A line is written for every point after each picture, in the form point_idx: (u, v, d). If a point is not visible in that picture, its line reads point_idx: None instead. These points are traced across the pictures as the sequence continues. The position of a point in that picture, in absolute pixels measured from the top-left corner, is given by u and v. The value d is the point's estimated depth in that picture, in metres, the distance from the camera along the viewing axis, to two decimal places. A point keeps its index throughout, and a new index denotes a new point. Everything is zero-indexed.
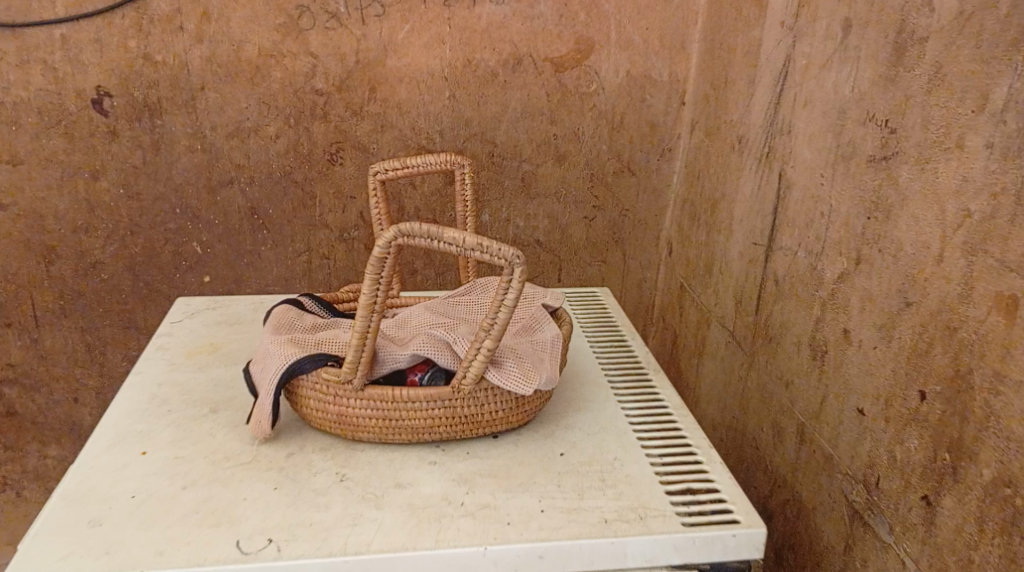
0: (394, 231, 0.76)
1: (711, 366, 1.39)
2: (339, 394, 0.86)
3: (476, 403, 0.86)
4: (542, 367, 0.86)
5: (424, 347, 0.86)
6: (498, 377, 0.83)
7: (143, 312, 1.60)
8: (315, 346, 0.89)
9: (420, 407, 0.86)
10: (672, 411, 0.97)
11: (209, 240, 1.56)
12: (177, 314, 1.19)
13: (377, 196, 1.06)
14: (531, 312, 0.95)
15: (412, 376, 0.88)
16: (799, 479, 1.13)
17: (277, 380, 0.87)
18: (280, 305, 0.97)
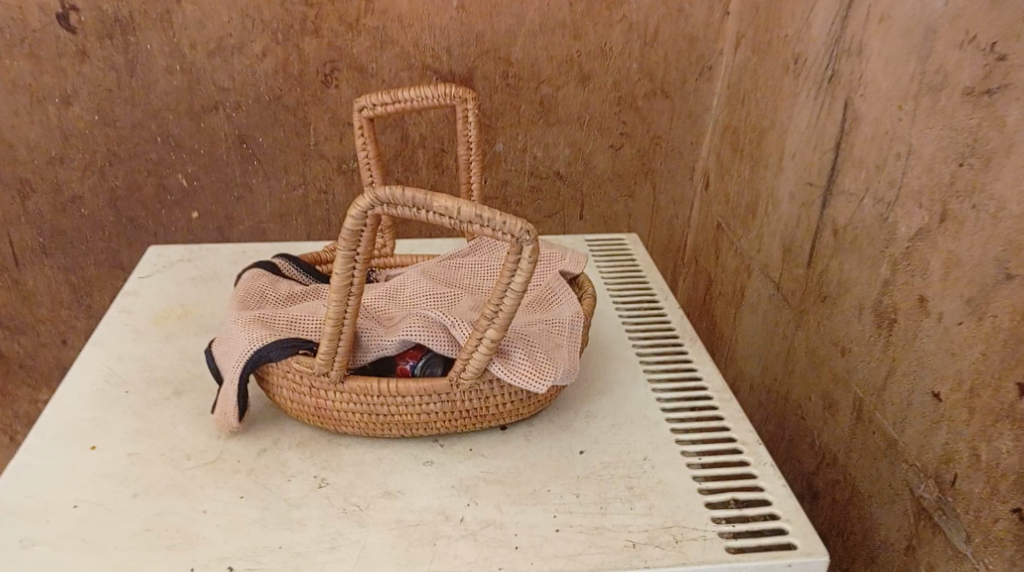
0: (368, 197, 0.60)
1: (752, 319, 1.23)
2: (314, 386, 0.72)
3: (479, 396, 0.72)
4: (559, 358, 0.70)
5: (415, 331, 0.71)
6: (503, 369, 0.68)
7: (129, 251, 1.46)
8: (286, 328, 0.74)
9: (412, 402, 0.71)
10: (712, 396, 0.82)
11: (196, 173, 1.40)
12: (147, 268, 1.04)
13: (365, 136, 0.89)
14: (547, 282, 0.79)
15: (403, 363, 0.73)
16: (853, 459, 0.99)
17: (241, 370, 0.73)
18: (251, 271, 0.82)
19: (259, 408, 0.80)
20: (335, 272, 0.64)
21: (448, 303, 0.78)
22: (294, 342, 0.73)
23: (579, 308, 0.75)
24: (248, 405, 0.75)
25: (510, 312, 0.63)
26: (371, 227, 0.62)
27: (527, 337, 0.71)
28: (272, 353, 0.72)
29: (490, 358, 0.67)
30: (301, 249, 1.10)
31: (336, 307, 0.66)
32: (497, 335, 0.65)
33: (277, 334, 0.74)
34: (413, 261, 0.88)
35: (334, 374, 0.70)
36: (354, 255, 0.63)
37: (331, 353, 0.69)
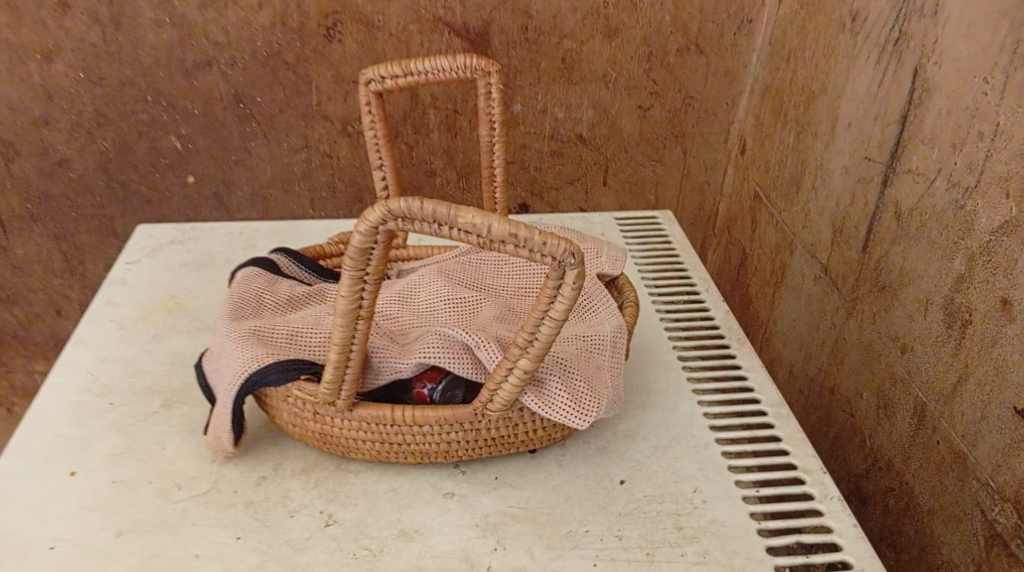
0: (379, 210, 0.50)
1: (793, 301, 1.13)
2: (321, 413, 0.64)
3: (505, 424, 0.64)
4: (600, 388, 0.62)
5: (436, 353, 0.64)
6: (537, 403, 0.59)
7: (122, 218, 1.36)
8: (286, 345, 0.66)
9: (431, 432, 0.64)
10: (768, 413, 0.73)
11: (190, 135, 1.29)
12: (134, 253, 0.94)
13: (373, 114, 0.80)
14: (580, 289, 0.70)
15: (419, 387, 0.66)
16: (908, 467, 0.91)
17: (234, 397, 0.64)
18: (247, 268, 0.73)
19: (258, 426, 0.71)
20: (338, 296, 0.54)
21: (470, 316, 0.71)
22: (295, 365, 0.64)
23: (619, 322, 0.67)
24: (244, 431, 0.66)
25: (546, 344, 0.55)
26: (382, 247, 0.52)
27: (564, 360, 0.61)
28: (271, 378, 0.63)
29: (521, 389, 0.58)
30: (304, 229, 1.00)
31: (341, 336, 0.56)
32: (531, 368, 0.56)
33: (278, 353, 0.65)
34: (428, 260, 0.79)
35: (343, 404, 0.62)
36: (363, 276, 0.54)
37: (338, 384, 0.59)
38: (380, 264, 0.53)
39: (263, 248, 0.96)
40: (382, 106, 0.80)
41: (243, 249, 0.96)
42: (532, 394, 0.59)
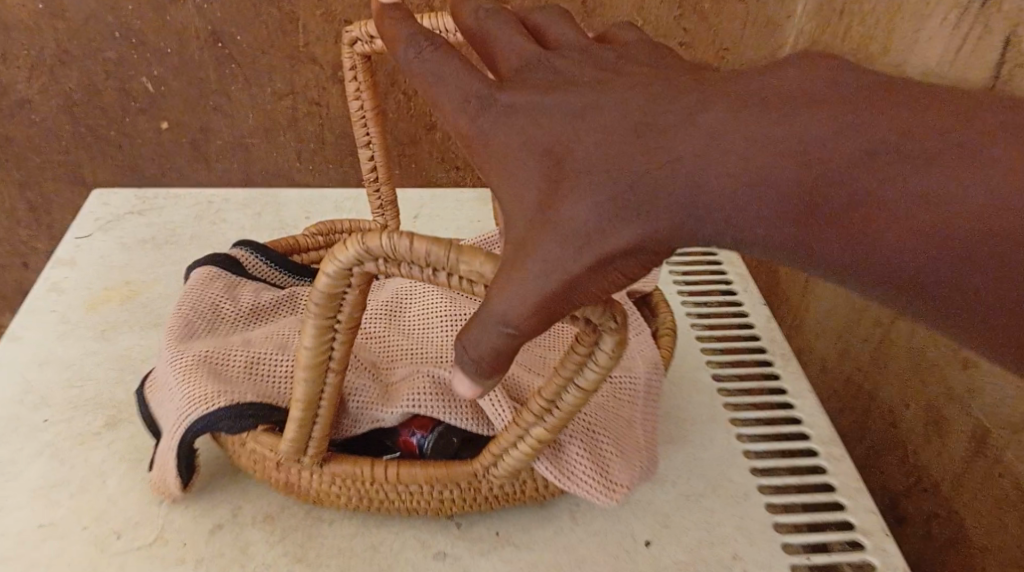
0: (352, 249, 0.44)
1: (831, 287, 1.01)
2: (286, 463, 0.54)
3: (510, 483, 0.55)
4: (629, 452, 0.56)
5: (425, 398, 0.56)
6: (558, 473, 0.53)
7: (92, 166, 1.20)
8: (246, 373, 0.57)
9: (419, 491, 0.54)
10: (819, 452, 0.63)
11: (163, 76, 1.12)
12: (89, 225, 0.82)
13: (359, 81, 0.68)
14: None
15: (406, 433, 0.57)
16: (962, 494, 0.80)
17: (182, 440, 0.54)
18: (205, 268, 0.64)
19: (214, 457, 0.60)
20: (307, 345, 0.48)
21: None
22: (251, 410, 0.54)
23: (654, 359, 0.61)
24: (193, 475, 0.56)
25: (568, 414, 0.48)
26: (357, 289, 0.46)
27: (591, 420, 0.55)
28: (222, 426, 0.54)
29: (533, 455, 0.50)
30: (280, 200, 0.88)
31: (309, 387, 0.50)
32: (546, 435, 0.49)
33: (232, 387, 0.56)
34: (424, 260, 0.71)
35: (313, 452, 0.53)
36: (335, 324, 0.48)
37: (306, 434, 0.52)
38: (355, 309, 0.47)
39: (233, 221, 0.84)
40: (370, 68, 0.67)
41: (212, 223, 0.83)
42: (553, 461, 0.53)
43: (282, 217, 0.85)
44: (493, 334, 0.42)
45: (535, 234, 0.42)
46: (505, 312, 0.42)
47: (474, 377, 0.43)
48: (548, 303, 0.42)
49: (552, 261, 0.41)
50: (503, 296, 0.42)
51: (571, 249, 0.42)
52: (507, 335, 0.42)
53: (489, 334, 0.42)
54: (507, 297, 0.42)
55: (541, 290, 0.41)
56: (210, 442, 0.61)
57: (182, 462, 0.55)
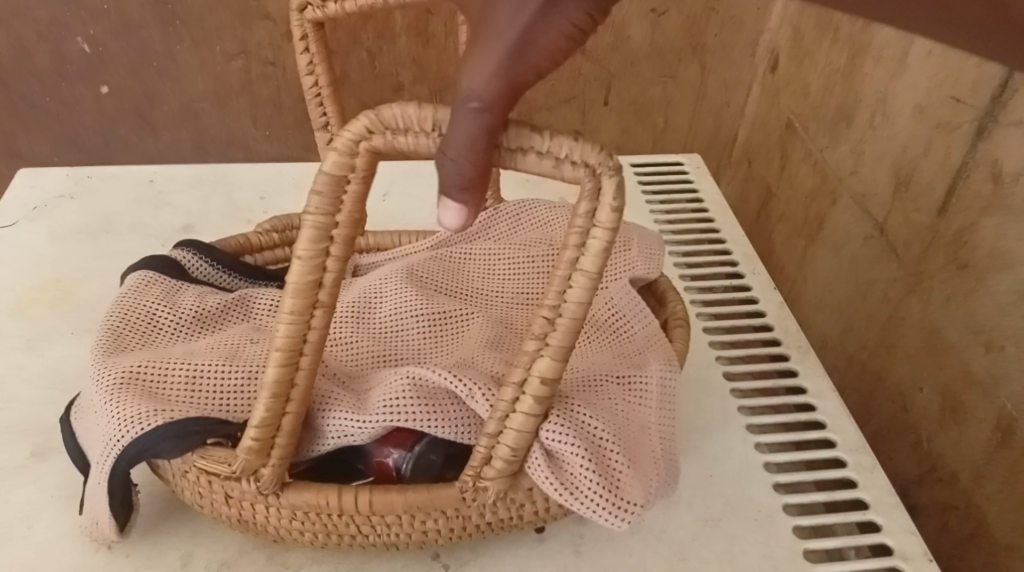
0: (364, 120, 0.41)
1: (830, 259, 0.94)
2: (236, 496, 0.47)
3: (503, 507, 0.48)
4: (643, 464, 0.48)
5: (404, 402, 0.48)
6: (560, 487, 0.46)
7: (25, 137, 1.07)
8: (187, 388, 0.49)
9: (398, 522, 0.47)
10: (847, 464, 0.56)
11: (101, 36, 1.00)
12: (12, 213, 0.72)
13: (311, 52, 0.61)
14: (609, 300, 0.58)
15: (382, 454, 0.49)
16: (984, 491, 0.74)
17: (114, 470, 0.46)
18: (139, 273, 0.56)
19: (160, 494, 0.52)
20: (299, 253, 0.42)
21: (450, 340, 0.56)
22: (197, 425, 0.46)
23: (668, 355, 0.53)
24: (132, 512, 0.48)
25: (572, 330, 0.43)
26: (361, 177, 0.42)
27: (594, 424, 0.48)
28: (160, 449, 0.45)
29: (538, 421, 0.44)
30: (232, 178, 0.79)
31: (289, 329, 0.43)
32: (546, 391, 0.43)
33: (168, 407, 0.47)
34: (399, 254, 0.64)
35: (268, 476, 0.45)
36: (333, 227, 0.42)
37: (268, 444, 0.45)
38: (355, 209, 0.42)
39: (179, 205, 0.75)
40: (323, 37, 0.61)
41: (155, 209, 0.74)
42: (553, 473, 0.46)
43: (234, 199, 0.76)
44: (470, 118, 0.39)
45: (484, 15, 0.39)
46: (474, 85, 0.38)
47: (457, 181, 0.40)
48: (515, 48, 0.38)
49: (500, 32, 0.38)
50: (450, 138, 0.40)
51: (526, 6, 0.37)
52: (481, 112, 0.39)
53: (465, 117, 0.39)
54: (475, 68, 0.38)
55: (506, 44, 0.38)
56: (151, 474, 0.53)
57: (115, 492, 0.47)
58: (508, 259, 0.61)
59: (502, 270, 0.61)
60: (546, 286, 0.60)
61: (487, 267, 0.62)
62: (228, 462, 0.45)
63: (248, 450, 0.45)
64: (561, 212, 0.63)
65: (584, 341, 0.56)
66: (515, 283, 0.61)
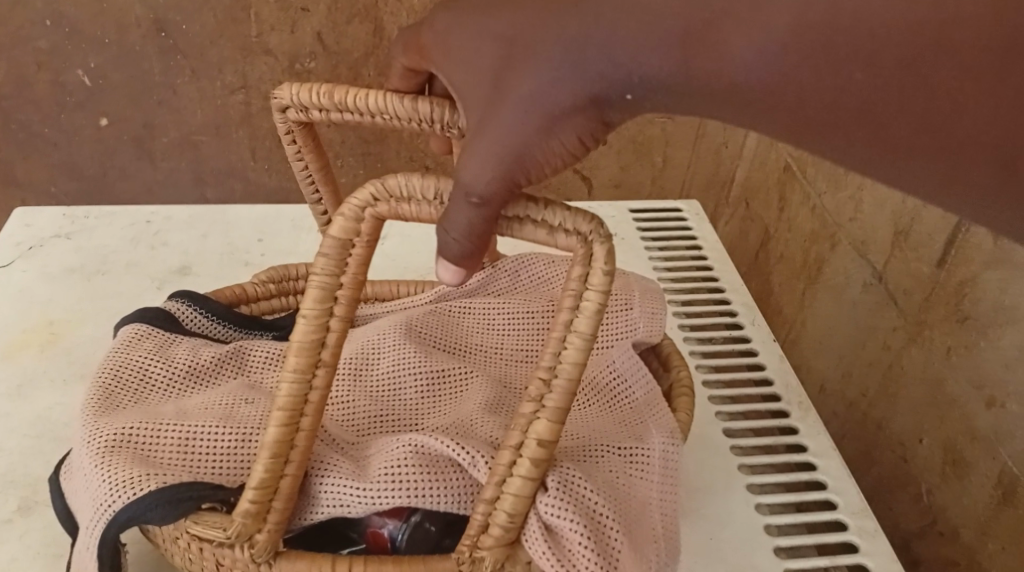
0: (370, 188, 0.41)
1: (829, 304, 0.94)
2: (226, 565, 0.45)
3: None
4: (641, 545, 0.47)
5: (405, 472, 0.47)
6: (558, 563, 0.45)
7: (23, 166, 1.06)
8: (181, 448, 0.48)
9: None
10: (850, 526, 0.55)
11: (102, 68, 0.99)
12: (7, 252, 0.71)
13: (299, 145, 0.59)
14: (611, 363, 0.58)
15: (377, 524, 0.49)
16: (986, 546, 0.73)
17: (104, 537, 0.45)
18: (132, 326, 0.55)
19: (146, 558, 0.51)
20: (303, 313, 0.42)
21: (449, 401, 0.56)
22: (191, 491, 0.45)
23: (670, 428, 0.53)
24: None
25: (568, 392, 0.42)
26: (365, 243, 0.42)
27: (595, 503, 0.47)
28: (152, 515, 0.44)
29: (535, 485, 0.43)
30: (229, 217, 0.78)
31: (290, 387, 0.42)
32: (544, 453, 0.42)
33: (159, 469, 0.46)
34: (396, 307, 0.63)
35: (263, 542, 0.44)
36: (337, 289, 0.42)
37: (265, 507, 0.44)
38: (358, 271, 0.42)
39: (176, 245, 0.74)
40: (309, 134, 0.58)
41: (150, 248, 0.74)
42: (552, 550, 0.45)
43: (231, 240, 0.75)
44: (467, 209, 0.40)
45: (488, 113, 0.39)
46: (472, 184, 0.39)
47: (456, 260, 0.41)
48: (516, 155, 0.39)
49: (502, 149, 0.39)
50: (450, 217, 0.40)
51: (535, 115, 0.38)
52: (478, 207, 0.40)
53: (461, 208, 0.40)
54: (474, 166, 0.39)
55: (507, 156, 0.39)
56: (139, 534, 0.52)
57: (103, 560, 0.45)
58: (508, 313, 0.61)
59: (502, 326, 0.61)
60: (542, 345, 0.60)
61: (487, 322, 0.61)
62: (222, 526, 0.44)
63: (245, 513, 0.43)
64: (560, 264, 0.63)
65: (580, 406, 0.56)
66: (514, 341, 0.60)
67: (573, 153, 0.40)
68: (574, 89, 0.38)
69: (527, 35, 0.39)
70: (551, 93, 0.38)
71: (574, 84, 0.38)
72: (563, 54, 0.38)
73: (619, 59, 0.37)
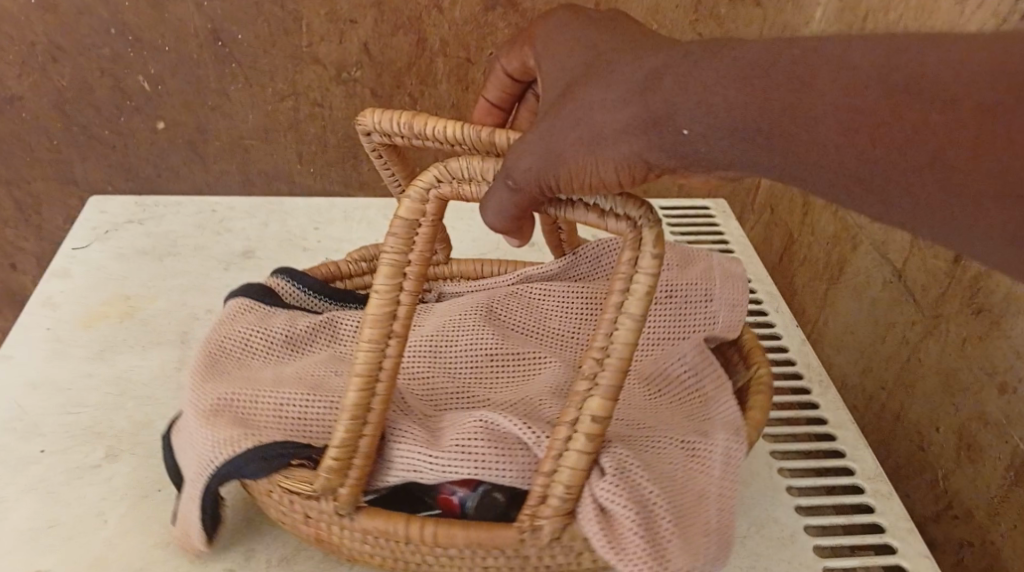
0: (434, 171, 0.48)
1: (850, 303, 0.98)
2: (314, 517, 0.51)
3: (560, 552, 0.51)
4: (691, 535, 0.51)
5: (475, 447, 0.53)
6: (610, 545, 0.49)
7: (83, 166, 1.11)
8: (277, 410, 0.55)
9: (460, 555, 0.51)
10: (867, 491, 0.60)
11: (160, 74, 1.05)
12: (84, 235, 0.77)
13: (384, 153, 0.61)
14: (682, 357, 0.63)
15: (448, 491, 0.54)
16: (999, 527, 0.77)
17: (207, 489, 0.51)
18: (237, 298, 0.63)
19: (250, 514, 0.57)
20: (376, 287, 0.48)
21: (516, 379, 0.63)
22: (280, 451, 0.51)
23: (736, 429, 0.56)
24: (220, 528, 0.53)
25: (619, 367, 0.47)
26: (430, 221, 0.48)
27: (648, 494, 0.51)
28: (248, 471, 0.51)
29: (590, 459, 0.48)
30: (287, 208, 0.84)
31: (367, 356, 0.48)
32: (597, 428, 0.47)
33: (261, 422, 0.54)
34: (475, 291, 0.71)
35: (346, 496, 0.49)
36: (405, 264, 0.48)
37: (346, 464, 0.49)
38: (424, 248, 0.48)
39: (238, 231, 0.80)
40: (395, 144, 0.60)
41: (215, 234, 0.79)
42: (604, 530, 0.49)
43: (289, 227, 0.81)
44: (505, 192, 0.47)
45: (555, 117, 0.46)
46: (513, 169, 0.46)
47: (495, 226, 0.48)
48: (562, 156, 0.45)
49: (557, 151, 0.46)
50: (495, 197, 0.47)
51: (590, 127, 0.45)
52: (511, 191, 0.47)
53: (500, 189, 0.47)
54: (522, 156, 0.46)
55: (554, 155, 0.46)
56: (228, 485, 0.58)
57: (206, 510, 0.52)
58: (568, 298, 0.67)
59: (565, 310, 0.67)
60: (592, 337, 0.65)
61: (556, 305, 0.68)
62: (310, 481, 0.50)
63: (328, 469, 0.49)
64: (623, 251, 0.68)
65: (630, 387, 0.62)
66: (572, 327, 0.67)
67: (608, 173, 0.45)
68: (636, 109, 0.44)
69: (613, 64, 0.46)
70: (610, 111, 0.45)
71: (637, 105, 0.44)
72: (634, 80, 0.44)
73: (687, 88, 0.43)
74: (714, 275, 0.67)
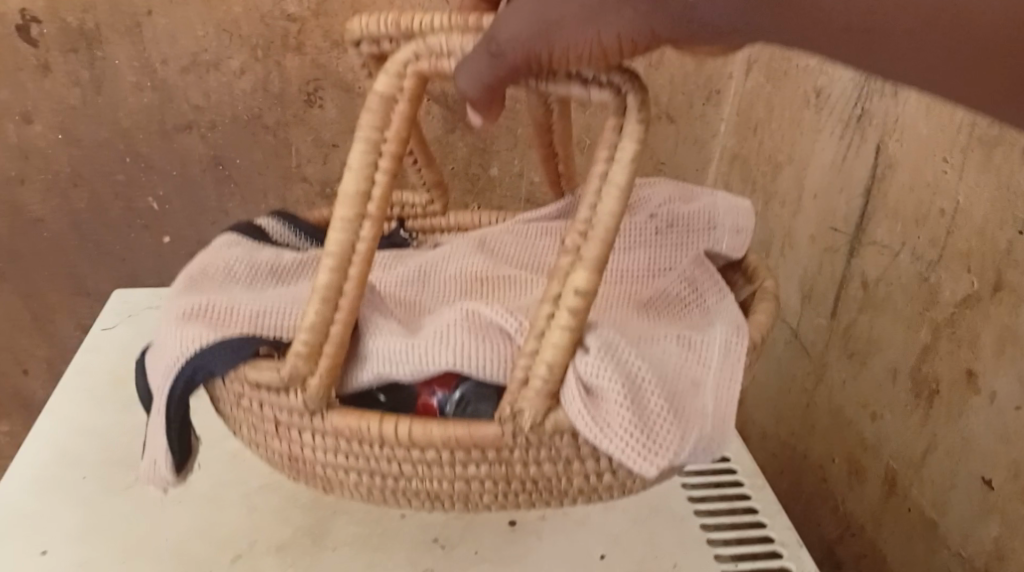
0: (415, 50, 0.60)
1: (766, 365, 1.13)
2: (287, 425, 0.66)
3: (545, 456, 0.63)
4: (681, 420, 0.62)
5: (455, 339, 0.67)
6: (592, 424, 0.61)
7: (95, 278, 1.25)
8: (251, 310, 0.71)
9: (439, 451, 0.63)
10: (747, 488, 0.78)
11: (167, 195, 1.21)
12: (111, 318, 0.94)
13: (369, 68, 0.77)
14: (682, 273, 0.78)
15: (427, 396, 0.69)
16: (883, 533, 0.90)
17: (173, 390, 0.67)
18: (223, 238, 0.86)
19: (258, 522, 0.71)
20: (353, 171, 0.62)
21: (488, 295, 0.78)
22: (239, 345, 0.67)
23: (737, 322, 0.69)
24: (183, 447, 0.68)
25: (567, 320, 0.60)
26: (407, 99, 0.61)
27: (633, 379, 0.63)
28: (211, 365, 0.66)
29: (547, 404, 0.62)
30: None
31: (341, 236, 0.62)
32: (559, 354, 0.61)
33: (225, 311, 0.71)
34: (459, 242, 0.87)
35: (315, 387, 0.63)
36: (382, 141, 0.62)
37: (316, 351, 0.63)
38: (401, 130, 0.61)
39: None
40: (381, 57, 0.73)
41: None
42: (588, 410, 0.61)
43: None
44: (493, 60, 0.56)
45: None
46: (498, 37, 0.55)
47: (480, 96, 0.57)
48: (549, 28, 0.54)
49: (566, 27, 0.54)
50: (479, 63, 0.56)
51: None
52: (494, 56, 0.56)
53: (484, 59, 0.56)
54: (508, 29, 0.55)
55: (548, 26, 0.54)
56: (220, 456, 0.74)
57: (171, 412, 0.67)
58: (537, 251, 0.87)
59: (529, 255, 0.86)
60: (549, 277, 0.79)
61: (523, 258, 0.86)
62: (278, 370, 0.63)
63: (299, 354, 0.63)
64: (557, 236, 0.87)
65: (606, 293, 0.76)
66: (529, 266, 0.84)
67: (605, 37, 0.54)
68: None
69: None
70: None
71: None
72: None
73: None
74: (716, 205, 0.83)
